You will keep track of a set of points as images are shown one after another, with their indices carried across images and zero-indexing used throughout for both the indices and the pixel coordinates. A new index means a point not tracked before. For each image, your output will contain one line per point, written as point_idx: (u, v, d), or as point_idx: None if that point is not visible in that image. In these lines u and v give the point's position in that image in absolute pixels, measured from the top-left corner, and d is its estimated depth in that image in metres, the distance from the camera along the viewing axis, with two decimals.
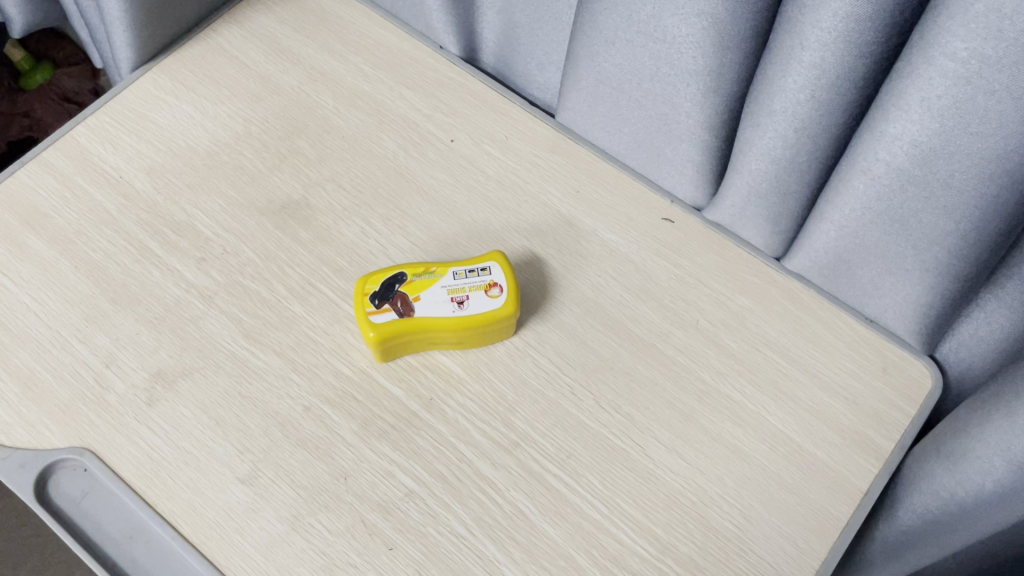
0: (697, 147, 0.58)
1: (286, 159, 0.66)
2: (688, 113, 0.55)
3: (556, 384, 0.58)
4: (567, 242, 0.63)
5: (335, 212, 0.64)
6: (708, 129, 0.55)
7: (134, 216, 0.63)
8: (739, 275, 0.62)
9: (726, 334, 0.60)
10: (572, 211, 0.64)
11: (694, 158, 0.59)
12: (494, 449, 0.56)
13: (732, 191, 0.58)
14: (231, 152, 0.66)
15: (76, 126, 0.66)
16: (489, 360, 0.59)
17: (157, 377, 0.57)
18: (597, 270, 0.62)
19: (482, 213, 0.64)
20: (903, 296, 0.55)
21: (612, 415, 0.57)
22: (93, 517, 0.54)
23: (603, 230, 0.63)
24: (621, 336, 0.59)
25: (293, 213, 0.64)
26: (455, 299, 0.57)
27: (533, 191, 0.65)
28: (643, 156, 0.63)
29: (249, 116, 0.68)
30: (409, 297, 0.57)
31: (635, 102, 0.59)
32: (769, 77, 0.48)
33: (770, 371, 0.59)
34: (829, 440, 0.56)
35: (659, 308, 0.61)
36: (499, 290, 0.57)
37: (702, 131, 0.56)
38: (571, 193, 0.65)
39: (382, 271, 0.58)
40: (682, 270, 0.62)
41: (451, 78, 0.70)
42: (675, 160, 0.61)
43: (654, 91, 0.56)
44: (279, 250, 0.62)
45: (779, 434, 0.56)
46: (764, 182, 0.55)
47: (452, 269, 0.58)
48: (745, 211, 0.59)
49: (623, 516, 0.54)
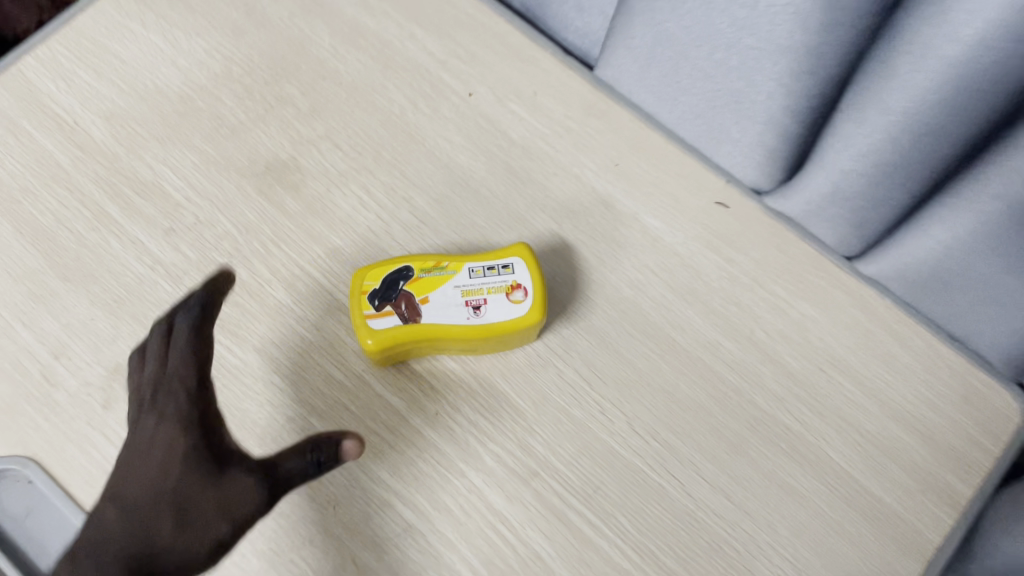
0: (776, 133, 0.46)
1: (273, 109, 0.55)
2: (770, 94, 0.43)
3: (583, 402, 0.49)
4: (601, 227, 0.53)
5: (329, 178, 0.54)
6: (789, 120, 0.44)
7: (91, 172, 0.53)
8: (803, 275, 0.52)
9: (785, 348, 0.51)
10: (610, 189, 0.54)
11: (769, 144, 0.47)
12: (510, 478, 0.48)
13: (811, 188, 0.48)
14: (207, 98, 0.55)
15: (23, 58, 0.55)
16: (505, 371, 0.50)
17: (115, 373, 0.49)
18: (635, 263, 0.53)
19: (503, 186, 0.54)
20: (1009, 327, 0.46)
21: (647, 443, 0.49)
22: (36, 537, 0.47)
23: (645, 214, 0.54)
24: (661, 346, 0.51)
25: (279, 177, 0.54)
26: (471, 304, 0.47)
27: (565, 162, 0.55)
28: (701, 130, 0.51)
29: (230, 54, 0.57)
30: (415, 298, 0.47)
31: (700, 71, 0.46)
32: (891, 67, 0.37)
33: (834, 397, 0.50)
34: (899, 482, 0.49)
35: (708, 314, 0.51)
36: (524, 295, 0.47)
37: (787, 117, 0.44)
38: (609, 166, 0.55)
39: (385, 266, 0.48)
40: (736, 266, 0.53)
41: (472, 15, 0.58)
42: (742, 142, 0.49)
43: (729, 63, 0.44)
44: (262, 222, 0.53)
45: (840, 473, 0.48)
46: (856, 185, 0.44)
47: (467, 265, 0.49)
48: (823, 211, 0.49)
49: (657, 565, 0.46)
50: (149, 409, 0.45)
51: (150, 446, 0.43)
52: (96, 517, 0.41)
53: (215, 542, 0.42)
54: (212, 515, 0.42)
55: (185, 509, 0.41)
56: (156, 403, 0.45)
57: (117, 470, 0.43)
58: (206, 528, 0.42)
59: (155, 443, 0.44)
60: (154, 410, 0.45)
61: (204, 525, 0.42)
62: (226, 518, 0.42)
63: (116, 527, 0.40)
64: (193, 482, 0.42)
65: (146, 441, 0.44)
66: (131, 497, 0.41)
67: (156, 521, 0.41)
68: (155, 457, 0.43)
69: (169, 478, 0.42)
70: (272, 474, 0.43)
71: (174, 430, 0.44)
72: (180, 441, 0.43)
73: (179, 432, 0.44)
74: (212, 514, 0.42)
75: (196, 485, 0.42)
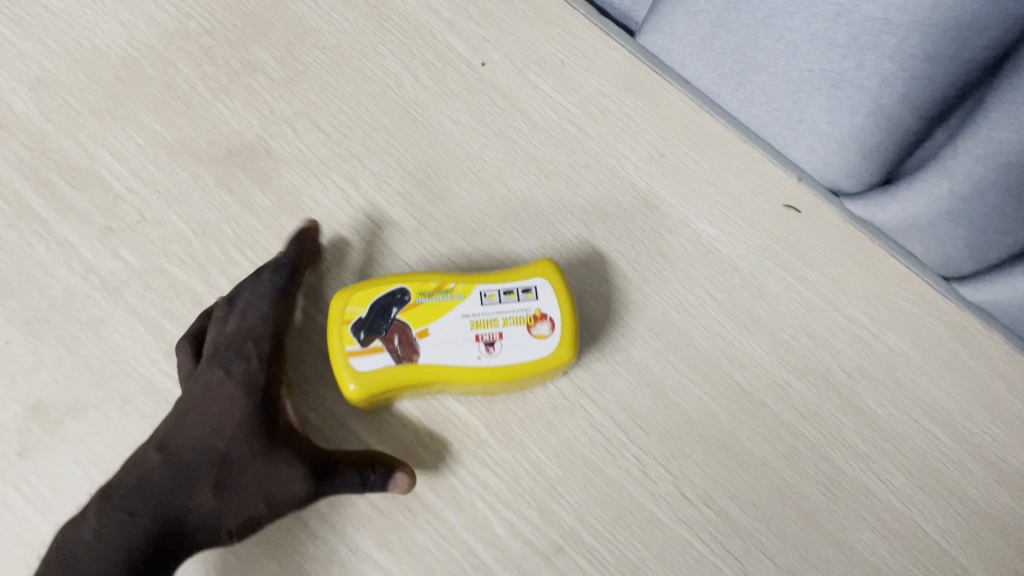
0: (886, 124, 0.35)
1: (238, 77, 0.44)
2: (890, 78, 0.33)
3: (619, 457, 0.40)
4: (643, 233, 0.43)
5: (307, 166, 0.43)
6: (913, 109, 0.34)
7: (11, 155, 0.43)
8: (891, 299, 0.42)
9: (869, 391, 0.41)
10: (654, 186, 0.43)
11: (873, 139, 0.36)
12: (528, 553, 0.39)
13: (924, 200, 0.37)
14: (157, 63, 0.45)
15: None
16: (523, 417, 0.40)
17: (35, 412, 0.39)
18: (685, 280, 0.42)
19: (522, 179, 0.44)
20: None
21: (700, 510, 0.39)
22: None
23: (697, 218, 0.43)
24: (716, 387, 0.41)
25: (245, 165, 0.43)
26: (483, 339, 0.38)
27: (599, 150, 0.44)
28: (775, 115, 0.41)
29: (186, 7, 0.46)
30: (412, 330, 0.38)
31: (787, 45, 0.36)
32: None
33: (929, 454, 0.41)
34: (1005, 564, 0.40)
35: (774, 347, 0.42)
36: (549, 329, 0.38)
37: (909, 104, 0.33)
38: (652, 157, 0.44)
39: (374, 288, 0.39)
40: (809, 287, 0.42)
41: None
42: (833, 135, 0.38)
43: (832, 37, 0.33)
44: (224, 222, 0.42)
45: (935, 551, 0.39)
46: (997, 198, 0.34)
47: (478, 287, 0.39)
48: (933, 227, 0.39)
49: None
50: (217, 349, 0.39)
51: (213, 389, 0.38)
52: (136, 458, 0.37)
53: (243, 522, 0.36)
54: (253, 491, 0.36)
55: (228, 480, 0.36)
56: (227, 349, 0.39)
57: (175, 405, 0.38)
58: (244, 502, 0.36)
59: (219, 392, 0.38)
60: (232, 352, 0.39)
61: (239, 502, 0.36)
62: (264, 498, 0.36)
63: (156, 473, 0.36)
64: (246, 457, 0.37)
65: (209, 386, 0.38)
66: (172, 448, 0.37)
67: (192, 484, 0.36)
68: (215, 404, 0.37)
69: (223, 435, 0.37)
70: (330, 465, 0.37)
71: (237, 388, 0.38)
72: (237, 407, 0.37)
73: (240, 397, 0.38)
74: (249, 498, 0.36)
75: (250, 454, 0.37)
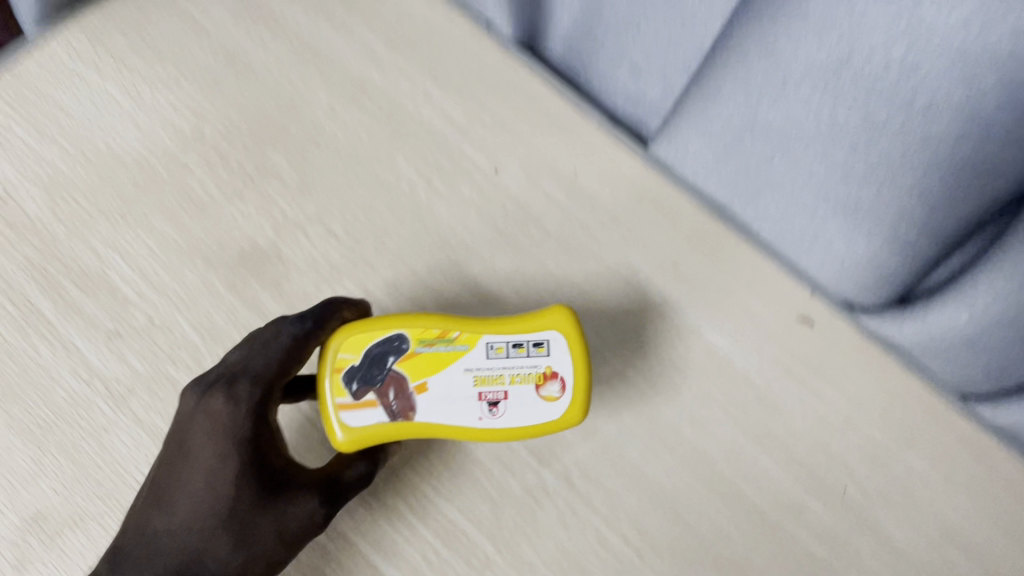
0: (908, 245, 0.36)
1: (251, 182, 0.44)
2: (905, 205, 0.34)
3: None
4: (656, 347, 0.42)
5: (319, 273, 0.43)
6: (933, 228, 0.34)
7: (22, 259, 0.43)
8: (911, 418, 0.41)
9: (887, 514, 0.40)
10: (666, 297, 0.42)
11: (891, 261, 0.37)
12: None
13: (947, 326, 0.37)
14: (172, 166, 0.44)
15: None
16: (532, 533, 0.40)
17: (33, 521, 0.40)
18: (698, 394, 0.42)
19: (534, 289, 0.43)
20: None
21: None
22: None
23: (711, 330, 0.42)
24: (730, 507, 0.40)
25: (257, 270, 0.43)
26: (486, 399, 0.39)
27: (611, 260, 0.43)
28: (786, 238, 0.41)
29: (202, 110, 0.45)
30: (405, 383, 0.40)
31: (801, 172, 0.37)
32: None
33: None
34: None
35: (790, 467, 0.41)
36: (559, 390, 0.39)
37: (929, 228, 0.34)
38: (665, 267, 0.43)
39: (373, 332, 0.40)
40: (826, 405, 0.41)
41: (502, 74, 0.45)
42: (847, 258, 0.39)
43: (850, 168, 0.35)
44: (233, 328, 0.42)
45: None
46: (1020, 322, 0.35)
47: (485, 340, 0.40)
48: (954, 351, 0.38)
49: None
50: (203, 387, 0.38)
51: (203, 433, 0.38)
52: (137, 513, 0.37)
53: (268, 564, 0.37)
54: (269, 536, 0.37)
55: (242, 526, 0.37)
56: (217, 387, 0.38)
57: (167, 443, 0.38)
58: (261, 546, 0.37)
59: (209, 448, 0.38)
60: (221, 391, 0.38)
61: (251, 539, 0.37)
62: (283, 538, 0.37)
63: (166, 536, 0.37)
64: (251, 501, 0.37)
65: (195, 431, 0.38)
66: (174, 500, 0.37)
67: (207, 552, 0.37)
68: (207, 453, 0.38)
69: (221, 496, 0.37)
70: (334, 489, 0.38)
71: (225, 442, 0.38)
72: (230, 459, 0.37)
73: (231, 446, 0.38)
74: (265, 545, 0.37)
75: (255, 501, 0.37)
